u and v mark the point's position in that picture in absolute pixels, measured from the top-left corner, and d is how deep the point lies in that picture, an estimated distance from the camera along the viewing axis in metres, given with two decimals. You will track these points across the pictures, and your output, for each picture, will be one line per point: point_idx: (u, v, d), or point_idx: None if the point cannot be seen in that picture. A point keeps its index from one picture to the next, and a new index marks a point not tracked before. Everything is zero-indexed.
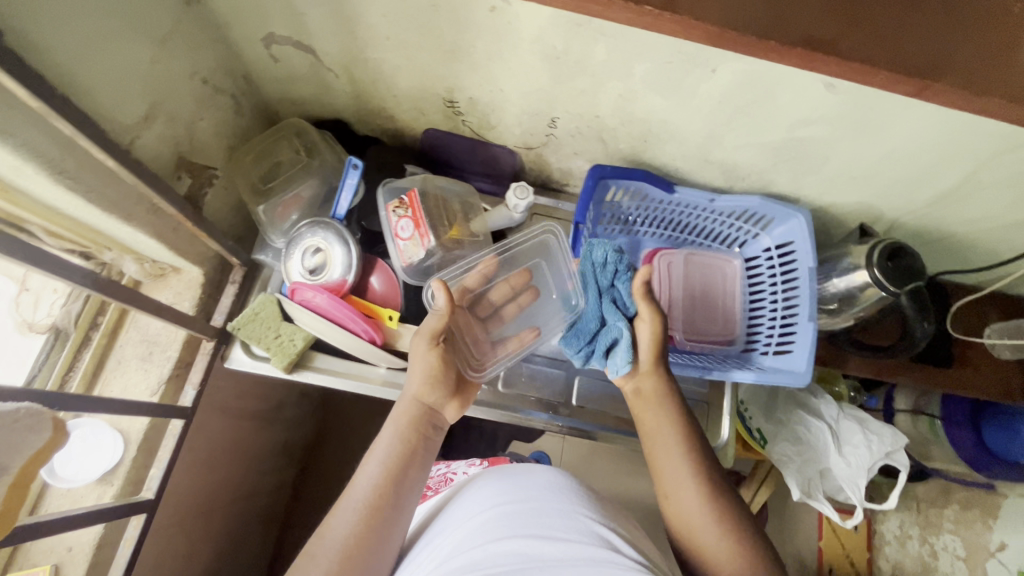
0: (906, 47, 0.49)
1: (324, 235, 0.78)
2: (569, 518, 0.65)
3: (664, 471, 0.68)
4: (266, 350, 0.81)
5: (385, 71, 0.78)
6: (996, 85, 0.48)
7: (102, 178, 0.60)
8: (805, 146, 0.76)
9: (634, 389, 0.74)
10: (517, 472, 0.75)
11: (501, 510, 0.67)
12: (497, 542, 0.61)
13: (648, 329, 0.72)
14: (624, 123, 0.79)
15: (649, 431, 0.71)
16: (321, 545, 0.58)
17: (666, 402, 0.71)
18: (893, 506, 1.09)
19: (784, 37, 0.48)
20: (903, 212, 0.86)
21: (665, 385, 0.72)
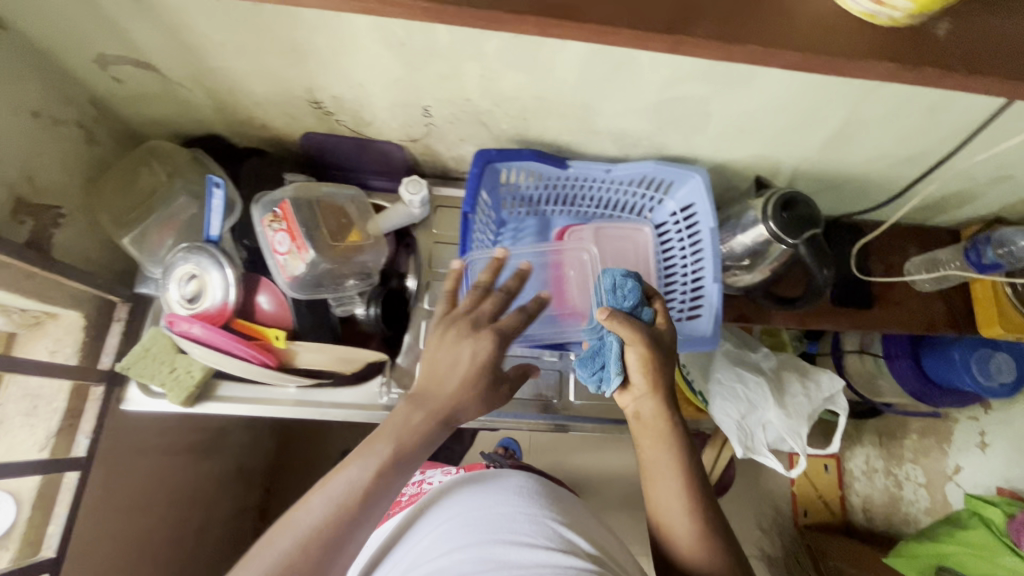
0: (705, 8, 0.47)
1: (197, 260, 0.74)
2: (535, 521, 0.64)
3: (655, 496, 0.67)
4: (161, 386, 0.78)
5: (236, 79, 0.73)
6: (803, 39, 0.47)
7: None
8: (683, 106, 0.73)
9: (634, 412, 0.69)
10: (485, 477, 0.72)
11: (470, 515, 0.64)
12: (463, 550, 0.59)
13: (638, 354, 0.65)
14: (497, 104, 0.75)
15: (648, 459, 0.67)
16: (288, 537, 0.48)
17: (669, 432, 0.66)
18: (835, 450, 1.09)
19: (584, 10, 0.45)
20: (800, 158, 0.84)
21: (668, 413, 0.67)
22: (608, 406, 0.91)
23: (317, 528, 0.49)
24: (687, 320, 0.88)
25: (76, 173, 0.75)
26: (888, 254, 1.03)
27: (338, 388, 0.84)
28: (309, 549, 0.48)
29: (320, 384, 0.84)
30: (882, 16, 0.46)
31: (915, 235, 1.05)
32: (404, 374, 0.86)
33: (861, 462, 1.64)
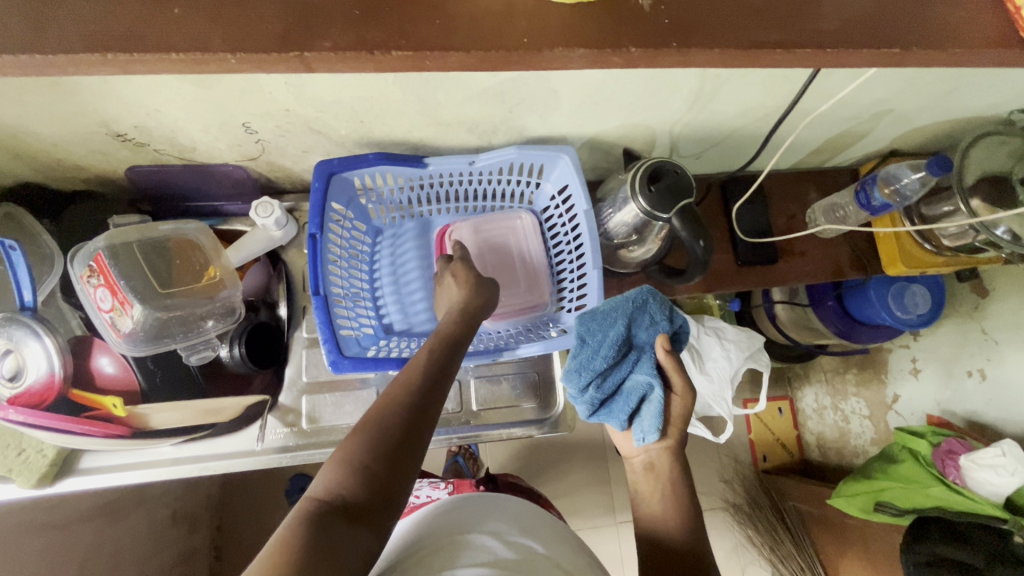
0: (462, 20, 0.39)
1: (9, 333, 0.66)
2: (529, 547, 0.61)
3: (652, 522, 0.69)
4: (8, 472, 0.71)
5: (10, 120, 0.63)
6: (582, 31, 0.40)
7: None
8: (524, 87, 0.66)
9: (646, 462, 0.71)
10: (475, 499, 0.69)
11: (468, 536, 0.61)
12: (466, 569, 0.56)
13: (682, 404, 0.68)
14: (322, 110, 0.67)
15: (652, 508, 0.69)
16: (371, 413, 0.53)
17: (677, 484, 0.69)
18: (762, 408, 1.08)
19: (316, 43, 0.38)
20: (671, 122, 0.78)
21: (678, 466, 0.70)
22: (515, 408, 0.88)
23: (392, 396, 0.55)
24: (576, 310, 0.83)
25: None
26: (788, 204, 0.98)
27: (215, 438, 0.77)
28: (392, 410, 0.53)
29: (197, 437, 0.76)
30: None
31: (816, 179, 1.00)
32: (290, 411, 0.81)
33: (812, 400, 1.64)
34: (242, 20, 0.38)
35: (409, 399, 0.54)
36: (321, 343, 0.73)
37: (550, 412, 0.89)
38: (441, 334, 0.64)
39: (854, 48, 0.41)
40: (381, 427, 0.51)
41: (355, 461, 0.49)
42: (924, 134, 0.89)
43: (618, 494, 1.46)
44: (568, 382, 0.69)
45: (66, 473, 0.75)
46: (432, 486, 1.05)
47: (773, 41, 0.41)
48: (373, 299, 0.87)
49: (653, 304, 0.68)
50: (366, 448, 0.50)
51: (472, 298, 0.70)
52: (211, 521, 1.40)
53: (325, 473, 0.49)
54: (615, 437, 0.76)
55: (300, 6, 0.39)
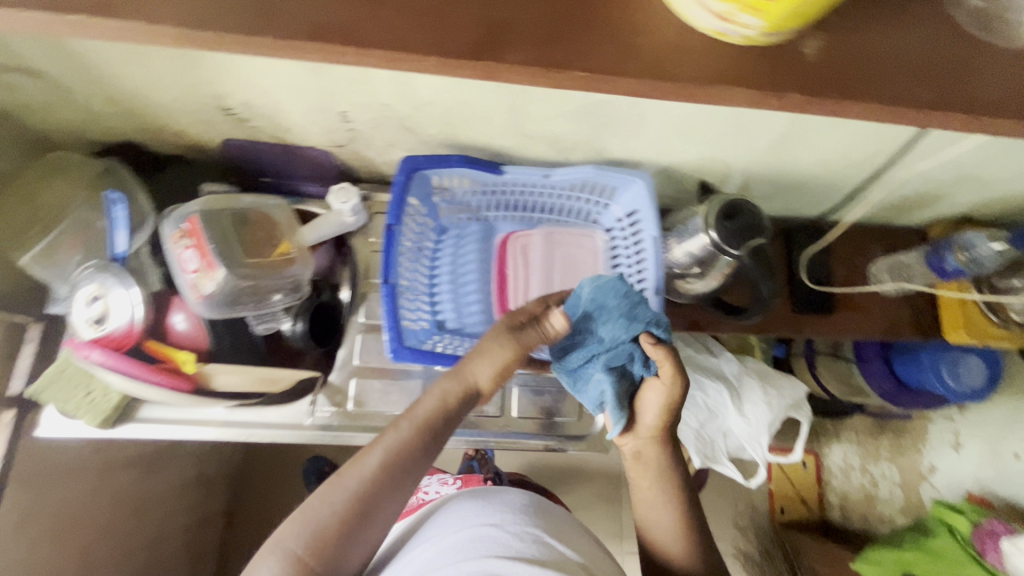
0: (596, 40, 0.41)
1: (101, 280, 0.70)
2: (540, 540, 0.61)
3: (644, 508, 0.68)
4: (76, 410, 0.75)
5: (134, 85, 0.68)
6: (708, 65, 0.41)
7: None
8: (615, 109, 0.68)
9: (632, 451, 0.67)
10: (487, 490, 0.70)
11: (477, 530, 0.61)
12: (481, 561, 0.57)
13: (660, 395, 0.62)
14: (419, 108, 0.70)
15: (643, 496, 0.67)
16: (322, 506, 0.55)
17: (670, 475, 0.66)
18: (797, 457, 1.07)
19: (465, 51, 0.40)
20: (749, 160, 0.78)
21: (666, 456, 0.66)
22: (550, 421, 0.89)
23: (347, 502, 0.55)
24: None
25: None
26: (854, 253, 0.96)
27: (266, 407, 0.80)
28: (343, 511, 0.55)
29: (243, 404, 0.78)
30: (734, 34, 0.39)
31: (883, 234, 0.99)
32: (337, 391, 0.83)
33: (839, 459, 1.52)
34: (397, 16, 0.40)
35: (365, 497, 0.55)
36: (384, 330, 0.75)
37: (586, 430, 0.89)
38: (424, 421, 0.59)
39: (983, 115, 0.41)
40: (326, 533, 0.54)
41: (301, 561, 0.53)
42: (1003, 205, 0.87)
43: (629, 524, 1.44)
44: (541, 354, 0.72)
45: (126, 419, 0.79)
46: (440, 482, 1.00)
47: (912, 99, 0.41)
48: (430, 295, 0.89)
49: (620, 298, 0.64)
50: (311, 553, 0.53)
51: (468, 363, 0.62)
52: (228, 489, 1.43)
53: (268, 562, 0.54)
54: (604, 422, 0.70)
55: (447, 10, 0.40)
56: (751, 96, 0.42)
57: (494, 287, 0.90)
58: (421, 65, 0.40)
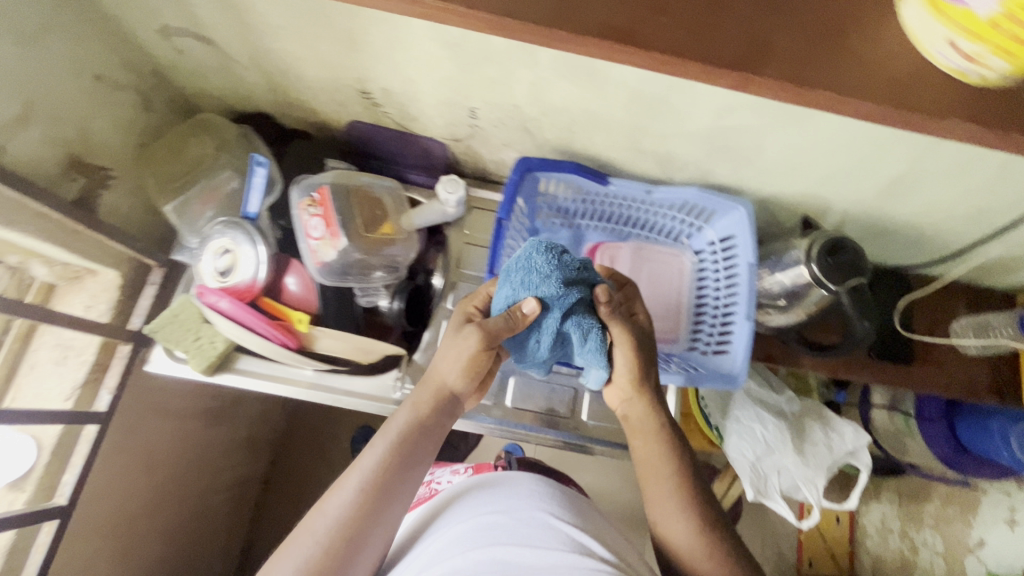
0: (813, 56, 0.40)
1: (233, 235, 0.76)
2: (550, 526, 0.61)
3: (642, 469, 0.69)
4: (185, 353, 0.80)
5: (291, 62, 0.73)
6: (914, 92, 0.41)
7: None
8: (736, 136, 0.71)
9: (623, 414, 0.70)
10: (494, 479, 0.71)
11: (483, 520, 0.61)
12: (488, 547, 0.57)
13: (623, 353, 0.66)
14: (545, 113, 0.74)
15: (641, 457, 0.69)
16: (309, 532, 0.56)
17: (658, 436, 0.67)
18: (853, 506, 1.05)
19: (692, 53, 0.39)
20: (852, 201, 0.80)
21: (648, 411, 0.68)
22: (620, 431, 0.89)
23: (333, 527, 0.56)
24: (713, 355, 0.84)
25: (130, 137, 0.76)
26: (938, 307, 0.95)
27: (353, 375, 0.84)
28: (331, 534, 0.55)
29: (334, 369, 0.82)
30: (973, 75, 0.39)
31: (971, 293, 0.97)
32: (418, 371, 0.85)
33: (876, 519, 1.46)
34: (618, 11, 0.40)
35: (352, 520, 0.56)
36: None
37: None
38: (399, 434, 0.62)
39: None
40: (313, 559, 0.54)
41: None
42: None
43: None
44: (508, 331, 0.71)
45: (224, 368, 0.83)
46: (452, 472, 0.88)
47: None
48: None
49: (531, 262, 0.64)
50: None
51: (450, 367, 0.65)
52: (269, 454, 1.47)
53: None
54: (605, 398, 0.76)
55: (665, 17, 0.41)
56: (975, 136, 0.41)
57: None
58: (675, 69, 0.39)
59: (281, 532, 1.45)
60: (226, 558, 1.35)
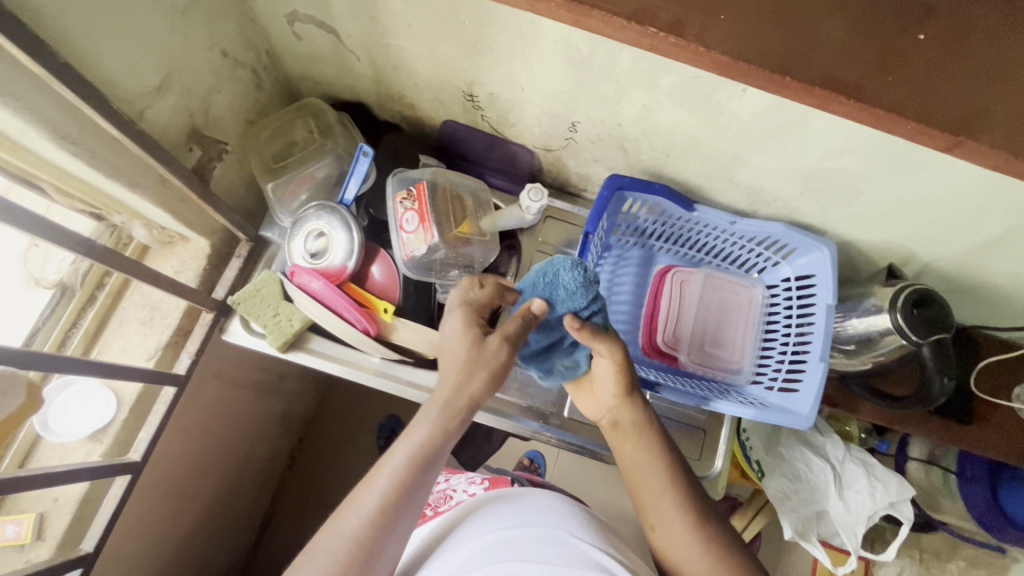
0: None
1: (328, 219, 0.78)
2: (566, 542, 0.59)
3: (632, 471, 0.69)
4: (263, 327, 0.81)
5: (406, 59, 0.75)
6: None
7: (128, 160, 0.61)
8: (837, 178, 0.71)
9: (611, 420, 0.71)
10: (514, 494, 0.69)
11: (500, 536, 0.60)
12: (504, 564, 0.55)
13: (610, 366, 0.67)
14: (647, 135, 0.75)
15: (629, 461, 0.69)
16: (321, 555, 0.52)
17: (648, 436, 0.69)
18: (892, 559, 1.04)
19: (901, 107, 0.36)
20: (937, 255, 0.80)
21: (641, 412, 0.69)
22: None
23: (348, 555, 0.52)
24: (779, 390, 0.84)
25: (239, 113, 0.78)
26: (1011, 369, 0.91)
27: (418, 369, 0.85)
28: (345, 561, 0.52)
29: (402, 360, 0.83)
30: None
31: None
32: None
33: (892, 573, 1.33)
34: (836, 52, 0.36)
35: (367, 547, 0.52)
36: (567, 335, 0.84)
37: (704, 474, 0.89)
38: (417, 452, 0.56)
39: None
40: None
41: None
42: None
43: None
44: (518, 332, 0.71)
45: (297, 347, 0.83)
46: (470, 482, 0.81)
47: None
48: None
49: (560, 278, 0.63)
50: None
51: (467, 390, 0.59)
52: (300, 432, 1.48)
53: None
54: (583, 405, 0.76)
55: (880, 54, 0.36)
56: None
57: (643, 314, 0.93)
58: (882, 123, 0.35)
59: (301, 512, 1.45)
60: (248, 529, 1.36)
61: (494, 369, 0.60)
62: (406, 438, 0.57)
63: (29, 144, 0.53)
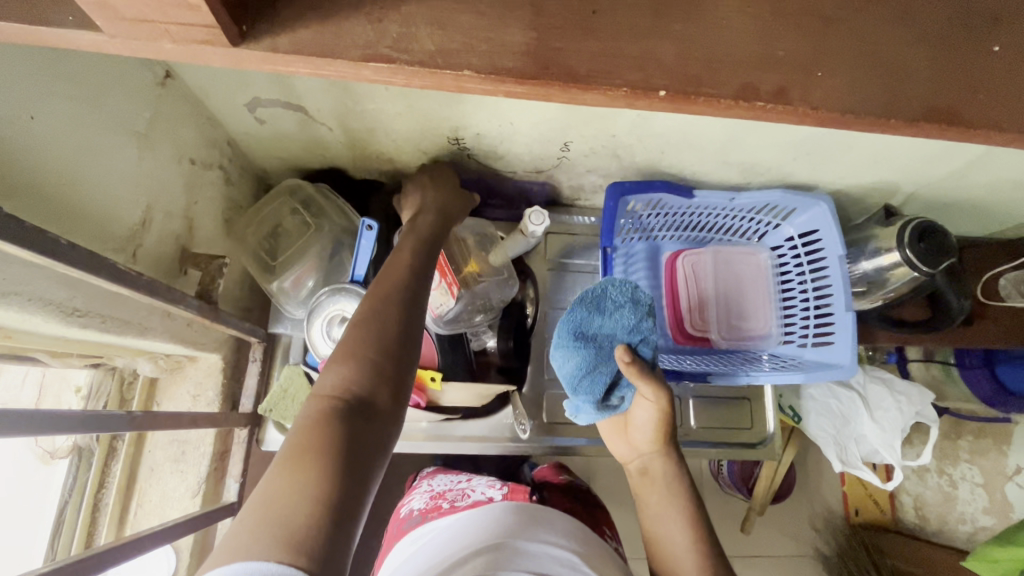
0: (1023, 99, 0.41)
1: (347, 301, 0.73)
2: (577, 570, 0.58)
3: (653, 521, 0.71)
4: None
5: (383, 119, 0.71)
6: None
7: (134, 309, 0.56)
8: (827, 140, 0.74)
9: (641, 466, 0.74)
10: (532, 508, 0.66)
11: (517, 545, 0.59)
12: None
13: (652, 412, 0.69)
14: (641, 139, 0.75)
15: (651, 508, 0.72)
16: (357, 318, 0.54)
17: (671, 484, 0.72)
18: (928, 460, 1.11)
19: (900, 112, 0.40)
20: (923, 184, 0.84)
21: (671, 467, 0.72)
22: (726, 429, 0.94)
23: (380, 307, 0.55)
24: (814, 345, 0.88)
25: (216, 216, 0.73)
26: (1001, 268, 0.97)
27: (467, 420, 0.87)
28: (377, 311, 0.54)
29: (449, 419, 0.85)
30: None
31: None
32: (531, 404, 0.90)
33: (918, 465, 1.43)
34: (847, 80, 0.39)
35: (396, 298, 0.56)
36: None
37: (759, 438, 0.94)
38: (417, 233, 0.67)
39: None
40: (374, 326, 0.53)
41: (363, 359, 0.51)
42: None
43: None
44: (557, 347, 0.71)
45: None
46: (489, 483, 0.79)
47: None
48: None
49: (607, 293, 0.70)
50: (367, 346, 0.52)
51: (450, 204, 0.74)
52: None
53: (332, 372, 0.51)
54: (612, 444, 0.79)
55: (876, 61, 0.40)
56: None
57: (666, 304, 0.95)
58: (897, 129, 0.40)
59: None
60: None
61: (466, 201, 0.76)
62: (408, 230, 0.68)
63: (27, 328, 0.48)
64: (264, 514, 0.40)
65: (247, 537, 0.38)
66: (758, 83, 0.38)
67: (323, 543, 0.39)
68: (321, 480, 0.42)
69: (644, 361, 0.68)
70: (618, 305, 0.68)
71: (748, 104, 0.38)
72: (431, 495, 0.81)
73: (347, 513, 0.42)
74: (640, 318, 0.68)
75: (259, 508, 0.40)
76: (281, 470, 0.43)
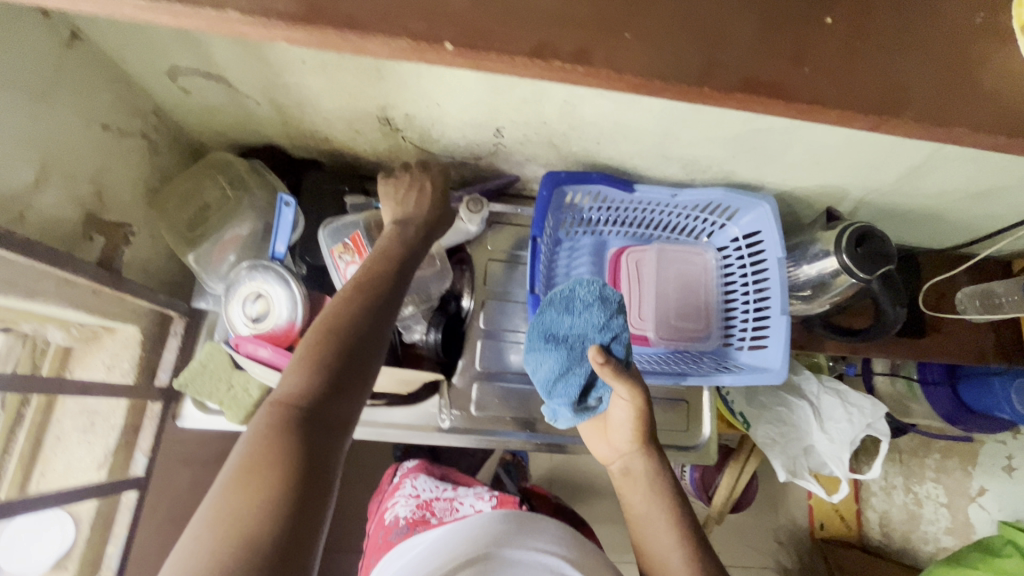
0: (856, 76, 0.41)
1: (264, 278, 0.72)
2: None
3: (645, 529, 0.68)
4: (219, 404, 0.75)
5: (308, 95, 0.70)
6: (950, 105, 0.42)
7: (19, 272, 0.55)
8: (762, 137, 0.72)
9: (622, 466, 0.71)
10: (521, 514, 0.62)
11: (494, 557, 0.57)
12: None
13: (629, 410, 0.66)
14: (574, 127, 0.73)
15: (636, 510, 0.70)
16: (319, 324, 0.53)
17: (653, 481, 0.69)
18: (877, 476, 1.07)
19: (719, 83, 0.40)
20: (873, 189, 0.81)
21: (653, 463, 0.70)
22: (661, 430, 0.92)
23: (342, 314, 0.54)
24: (750, 348, 0.86)
25: (138, 186, 0.72)
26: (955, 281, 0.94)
27: (393, 407, 0.86)
28: (341, 318, 0.53)
29: (374, 404, 0.84)
30: None
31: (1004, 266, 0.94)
32: (459, 395, 0.87)
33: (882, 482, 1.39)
34: (665, 51, 0.39)
35: (360, 306, 0.55)
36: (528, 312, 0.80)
37: (694, 440, 0.92)
38: (405, 243, 0.66)
39: None
40: (334, 332, 0.52)
41: (320, 367, 0.50)
42: None
43: None
44: (532, 351, 0.68)
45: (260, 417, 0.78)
46: (477, 495, 0.79)
47: None
48: None
49: (576, 291, 0.66)
50: (330, 354, 0.51)
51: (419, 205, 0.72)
52: None
53: (288, 378, 0.50)
54: (593, 445, 0.76)
55: (713, 37, 0.40)
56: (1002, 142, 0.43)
57: None
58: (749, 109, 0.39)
59: None
60: None
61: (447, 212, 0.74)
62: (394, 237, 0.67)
63: None
64: (222, 531, 0.40)
65: (208, 556, 0.39)
66: (555, 43, 0.38)
67: (285, 558, 0.40)
68: (279, 496, 0.42)
69: (619, 359, 0.64)
70: (590, 303, 0.65)
71: (543, 64, 0.38)
72: (419, 504, 0.80)
73: (308, 526, 0.43)
74: (610, 314, 0.64)
75: (212, 525, 0.40)
76: (241, 485, 0.43)
